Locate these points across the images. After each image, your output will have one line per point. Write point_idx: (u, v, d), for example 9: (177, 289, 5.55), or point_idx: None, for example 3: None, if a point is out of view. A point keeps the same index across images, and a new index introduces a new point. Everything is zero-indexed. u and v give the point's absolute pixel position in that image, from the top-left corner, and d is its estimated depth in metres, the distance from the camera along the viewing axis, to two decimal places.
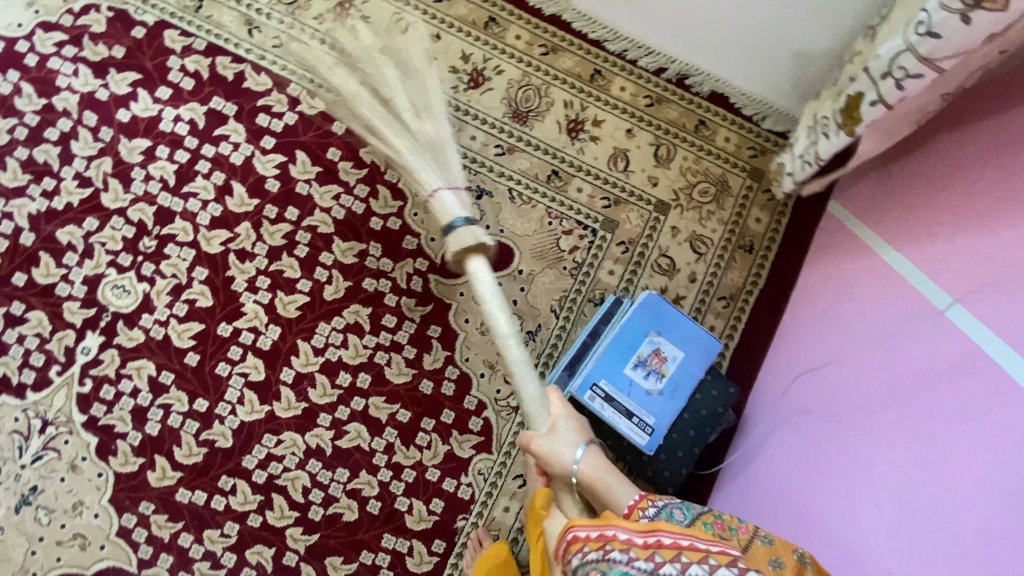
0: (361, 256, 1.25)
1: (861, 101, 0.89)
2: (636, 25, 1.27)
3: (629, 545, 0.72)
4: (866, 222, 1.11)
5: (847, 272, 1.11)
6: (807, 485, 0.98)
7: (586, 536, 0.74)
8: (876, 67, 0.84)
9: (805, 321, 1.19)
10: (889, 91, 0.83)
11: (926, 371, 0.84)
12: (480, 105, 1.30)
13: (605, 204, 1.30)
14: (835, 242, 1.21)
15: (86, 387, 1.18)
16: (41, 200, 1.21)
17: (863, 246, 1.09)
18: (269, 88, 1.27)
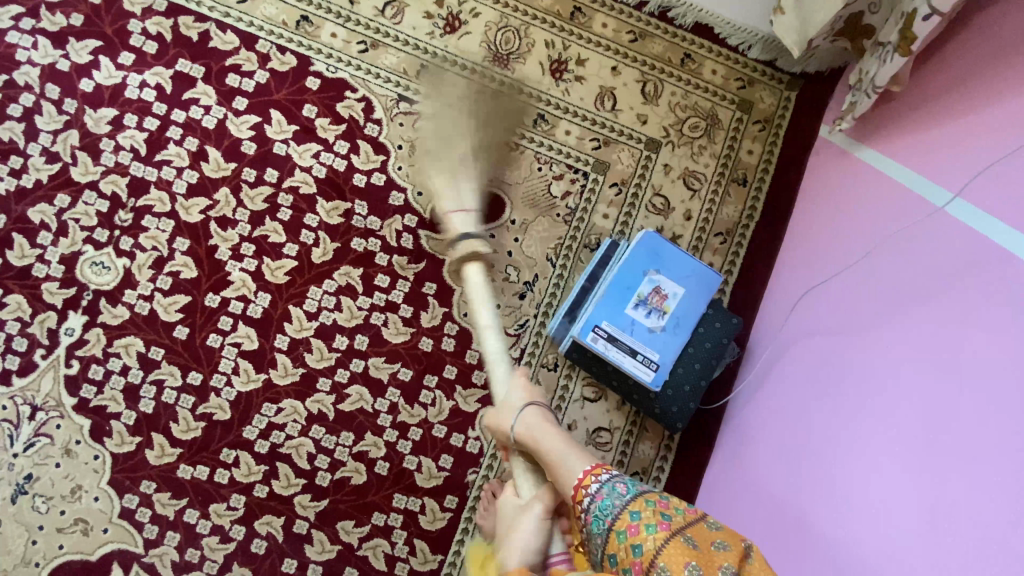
0: (347, 215, 1.21)
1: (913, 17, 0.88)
2: None
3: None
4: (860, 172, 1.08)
5: (841, 226, 1.08)
6: (806, 468, 0.96)
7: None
8: None
9: (797, 284, 1.16)
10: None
11: (935, 354, 0.81)
12: (458, 50, 1.26)
13: (595, 145, 1.27)
14: (824, 191, 1.18)
15: (73, 369, 1.14)
16: (8, 179, 1.15)
17: (858, 196, 1.06)
18: (236, 47, 1.21)
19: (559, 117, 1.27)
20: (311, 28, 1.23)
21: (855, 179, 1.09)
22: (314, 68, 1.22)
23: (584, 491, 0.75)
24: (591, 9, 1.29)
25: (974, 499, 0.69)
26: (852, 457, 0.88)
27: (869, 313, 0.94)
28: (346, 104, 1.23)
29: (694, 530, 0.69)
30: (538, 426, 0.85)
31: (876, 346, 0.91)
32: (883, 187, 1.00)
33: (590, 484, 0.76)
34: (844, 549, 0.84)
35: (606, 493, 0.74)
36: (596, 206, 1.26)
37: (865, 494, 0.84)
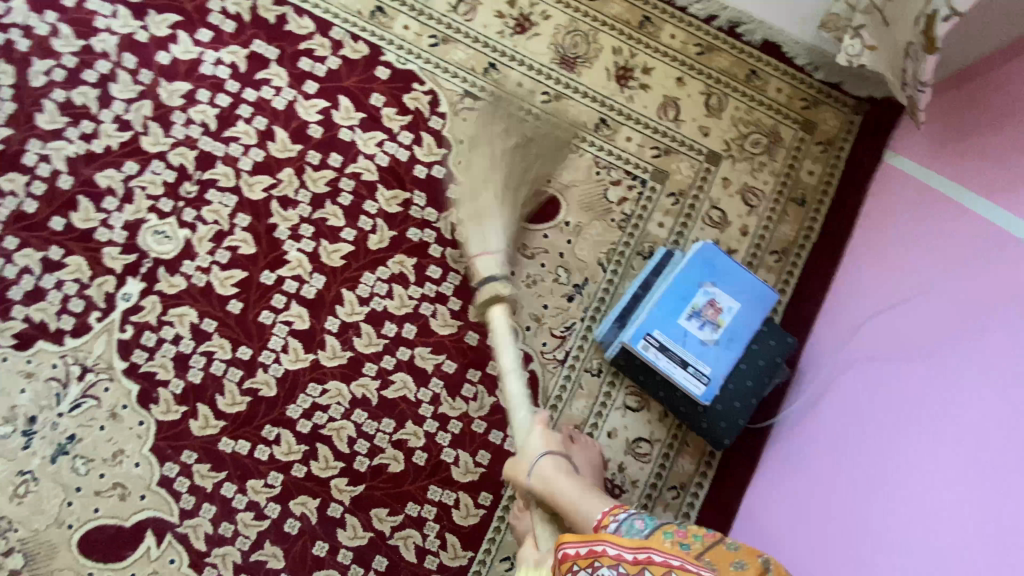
0: (405, 205, 1.22)
1: (934, 22, 0.89)
2: None
3: (619, 560, 0.75)
4: (911, 205, 1.10)
5: (885, 258, 1.11)
6: (819, 488, 1.01)
7: (574, 554, 0.76)
8: None
9: (839, 312, 1.18)
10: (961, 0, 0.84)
11: (943, 377, 0.88)
12: (527, 51, 1.27)
13: (655, 153, 1.27)
14: (882, 217, 1.18)
15: (126, 333, 1.15)
16: (79, 143, 1.18)
17: (908, 227, 1.08)
18: (312, 32, 1.23)
19: (621, 123, 1.27)
20: (384, 19, 1.25)
21: (907, 211, 1.11)
22: (384, 58, 1.24)
23: (612, 518, 0.88)
24: (660, 19, 1.29)
25: (993, 494, 0.74)
26: (876, 454, 0.94)
27: (901, 328, 0.99)
28: (413, 96, 1.24)
29: (712, 554, 0.76)
30: (557, 475, 0.97)
31: (906, 353, 0.96)
32: (950, 209, 0.99)
33: (610, 520, 0.88)
34: (858, 539, 0.89)
35: (627, 525, 0.85)
36: (652, 214, 1.26)
37: (884, 486, 0.89)
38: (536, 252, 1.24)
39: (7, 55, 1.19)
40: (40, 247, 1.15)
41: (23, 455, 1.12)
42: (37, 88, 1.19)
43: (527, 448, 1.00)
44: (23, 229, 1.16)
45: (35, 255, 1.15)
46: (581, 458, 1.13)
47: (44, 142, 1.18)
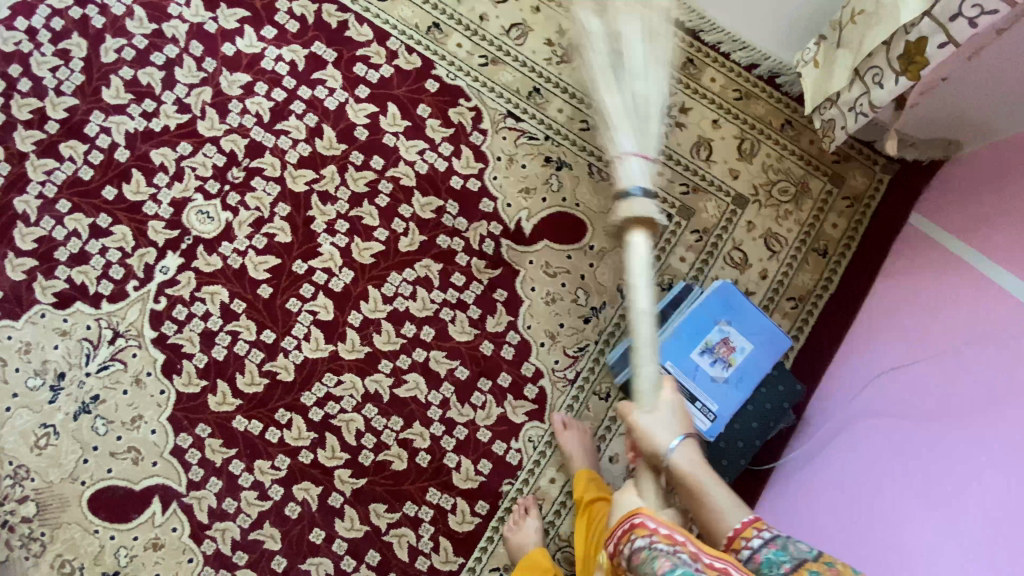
0: (438, 212, 1.27)
1: (925, 46, 0.90)
2: (733, 17, 1.29)
3: (698, 557, 0.74)
4: (924, 262, 1.15)
5: (898, 308, 1.15)
6: (840, 504, 1.03)
7: (655, 528, 0.78)
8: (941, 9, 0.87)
9: (852, 357, 1.21)
10: (961, 32, 0.86)
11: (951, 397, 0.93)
12: (571, 79, 1.31)
13: (684, 189, 1.30)
14: (899, 274, 1.21)
15: (160, 304, 1.20)
16: (140, 120, 1.24)
17: (920, 282, 1.13)
18: (370, 40, 1.29)
19: (654, 157, 1.31)
20: (439, 35, 1.30)
21: (921, 266, 1.15)
22: (434, 72, 1.30)
23: (754, 533, 0.81)
24: (703, 62, 1.33)
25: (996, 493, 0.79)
26: (884, 470, 0.99)
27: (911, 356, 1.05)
28: (458, 110, 1.29)
29: None
30: (693, 461, 0.88)
31: (917, 375, 1.02)
32: (964, 273, 1.02)
33: (759, 530, 0.82)
34: (882, 547, 0.91)
35: (780, 545, 0.79)
36: (675, 248, 1.29)
37: (903, 494, 0.93)
38: (558, 271, 1.27)
39: (83, 30, 1.26)
40: (90, 213, 1.21)
41: (48, 409, 1.16)
42: (107, 64, 1.26)
43: (658, 403, 0.90)
44: (76, 194, 1.21)
45: (84, 220, 1.21)
46: (573, 445, 1.19)
47: (107, 116, 1.24)
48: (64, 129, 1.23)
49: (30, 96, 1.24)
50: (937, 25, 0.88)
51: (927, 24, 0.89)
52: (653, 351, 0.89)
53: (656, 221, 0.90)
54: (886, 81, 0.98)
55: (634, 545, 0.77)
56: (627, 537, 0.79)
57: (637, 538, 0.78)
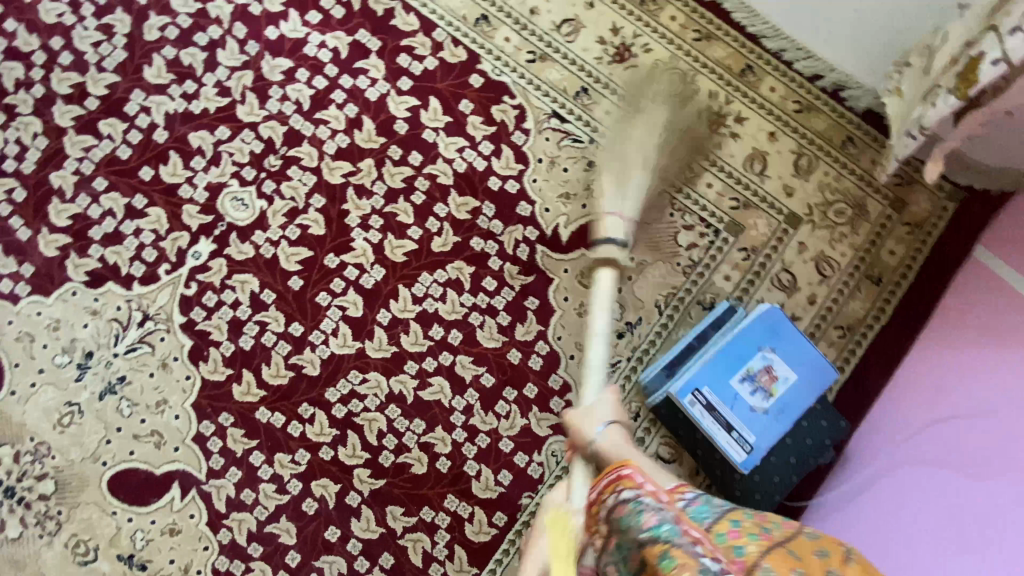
0: (474, 213, 1.23)
1: (980, 63, 0.85)
2: (802, 25, 1.22)
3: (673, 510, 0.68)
4: (979, 293, 1.09)
5: (951, 334, 1.11)
6: (873, 496, 1.05)
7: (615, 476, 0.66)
8: (1008, 23, 0.82)
9: (901, 381, 1.16)
10: (1017, 48, 0.80)
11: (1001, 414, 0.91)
12: (621, 81, 1.25)
13: (733, 205, 1.24)
14: (953, 305, 1.15)
15: (190, 290, 1.19)
16: (180, 101, 1.23)
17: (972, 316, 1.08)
18: (415, 30, 1.25)
19: (704, 168, 1.24)
20: (487, 28, 1.25)
21: (977, 298, 1.09)
22: (480, 66, 1.25)
23: (678, 494, 0.75)
24: (763, 70, 1.26)
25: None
26: (922, 471, 0.98)
27: (968, 363, 1.01)
28: (501, 108, 1.24)
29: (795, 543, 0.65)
30: (618, 447, 0.85)
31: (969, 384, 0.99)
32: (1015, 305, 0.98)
33: (683, 493, 0.76)
34: (898, 546, 0.95)
35: (703, 502, 0.74)
36: (720, 265, 1.23)
37: (932, 501, 0.94)
38: (594, 282, 1.23)
39: (127, 6, 1.25)
40: (126, 193, 1.20)
41: (73, 387, 1.18)
42: (150, 42, 1.24)
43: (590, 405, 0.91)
44: (113, 173, 1.21)
45: (120, 200, 1.20)
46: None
47: (147, 95, 1.23)
48: (104, 106, 1.22)
49: (71, 71, 1.23)
50: (998, 40, 0.83)
51: (990, 39, 0.84)
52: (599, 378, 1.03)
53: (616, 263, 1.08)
54: (936, 97, 0.93)
55: (619, 497, 0.62)
56: (611, 488, 0.65)
57: (625, 490, 0.62)
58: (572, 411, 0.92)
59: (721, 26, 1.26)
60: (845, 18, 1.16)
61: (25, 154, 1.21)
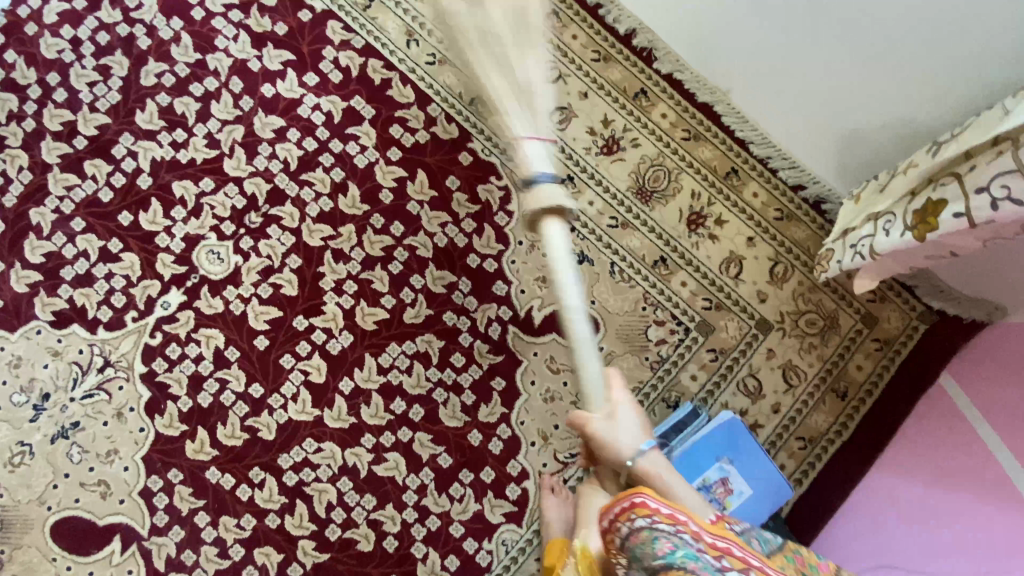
0: (449, 288, 1.23)
1: (942, 210, 0.87)
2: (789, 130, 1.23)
3: (700, 537, 0.75)
4: (939, 430, 1.10)
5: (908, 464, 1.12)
6: None
7: (657, 508, 0.76)
8: (971, 181, 0.84)
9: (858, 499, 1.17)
10: (982, 208, 0.82)
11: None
12: (607, 173, 1.27)
13: (706, 305, 1.24)
14: (914, 435, 1.15)
15: (155, 340, 1.18)
16: (168, 149, 1.23)
17: (927, 453, 1.09)
18: (411, 102, 1.26)
19: (680, 266, 1.25)
20: (481, 107, 1.27)
21: (936, 434, 1.10)
22: (470, 144, 1.27)
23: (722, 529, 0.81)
24: (747, 175, 1.28)
25: None
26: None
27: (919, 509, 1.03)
28: (487, 187, 1.26)
29: None
30: (664, 469, 0.90)
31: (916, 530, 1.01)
32: (976, 448, 0.99)
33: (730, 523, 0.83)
34: None
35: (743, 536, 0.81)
36: (687, 364, 1.23)
37: None
38: (562, 368, 1.22)
39: (127, 49, 1.25)
40: (102, 236, 1.20)
41: (26, 428, 1.16)
42: (145, 87, 1.24)
43: (612, 410, 0.93)
44: (92, 214, 1.20)
45: (96, 242, 1.20)
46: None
47: (136, 139, 1.23)
48: (92, 146, 1.22)
49: (64, 108, 1.24)
50: (963, 193, 0.85)
51: (953, 189, 0.87)
52: (593, 349, 0.90)
53: (565, 210, 0.90)
54: (895, 229, 0.95)
55: (634, 525, 0.76)
56: (625, 516, 0.77)
57: (637, 517, 0.76)
58: (602, 428, 0.92)
59: (709, 126, 1.28)
60: (828, 139, 1.17)
61: (7, 186, 1.21)
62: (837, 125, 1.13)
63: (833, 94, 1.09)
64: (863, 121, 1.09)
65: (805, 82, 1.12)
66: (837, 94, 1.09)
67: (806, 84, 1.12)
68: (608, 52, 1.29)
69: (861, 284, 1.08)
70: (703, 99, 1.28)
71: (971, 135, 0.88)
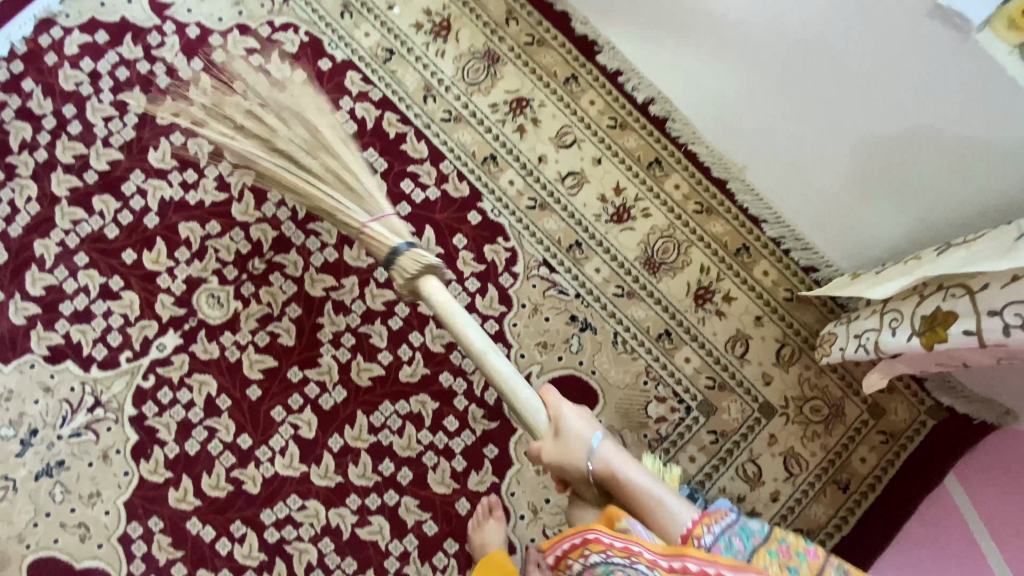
0: (448, 347, 1.21)
1: (952, 322, 0.82)
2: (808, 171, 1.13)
3: (654, 565, 0.82)
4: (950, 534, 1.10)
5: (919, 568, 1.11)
6: None
7: (610, 543, 0.86)
8: (984, 300, 0.79)
9: None
10: (993, 331, 0.77)
11: None
12: (616, 241, 1.26)
13: (709, 384, 1.21)
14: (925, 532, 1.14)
15: (147, 382, 1.17)
16: (177, 189, 1.22)
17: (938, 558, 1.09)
18: (424, 158, 1.26)
19: (685, 341, 1.22)
20: (493, 167, 1.27)
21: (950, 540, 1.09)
22: (479, 204, 1.26)
23: (696, 540, 0.88)
24: (758, 253, 1.25)
25: None
26: None
27: None
28: (494, 248, 1.25)
29: None
30: (616, 456, 0.95)
31: None
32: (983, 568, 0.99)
33: (700, 536, 0.88)
34: None
35: (725, 543, 0.87)
36: (686, 445, 1.20)
37: None
38: None
39: (145, 86, 1.26)
40: (104, 272, 1.19)
41: (11, 462, 1.14)
42: (160, 126, 1.24)
43: (557, 427, 0.95)
44: (96, 250, 1.20)
45: (97, 278, 1.19)
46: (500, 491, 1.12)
47: (147, 177, 1.23)
48: (102, 181, 1.22)
49: (77, 141, 1.24)
50: (975, 309, 0.80)
51: (965, 302, 0.81)
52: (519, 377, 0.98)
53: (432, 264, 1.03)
54: (902, 331, 0.90)
55: (589, 561, 0.86)
56: (581, 551, 0.88)
57: (591, 553, 0.87)
58: (549, 445, 0.95)
59: (723, 201, 1.27)
60: (846, 230, 1.14)
61: (15, 216, 1.21)
62: (859, 218, 1.10)
63: (856, 185, 1.06)
64: (886, 217, 1.06)
65: (828, 169, 1.08)
66: (862, 188, 1.05)
67: (830, 171, 1.09)
68: (625, 119, 1.29)
69: (870, 381, 1.04)
70: (718, 174, 1.26)
71: (986, 246, 0.82)
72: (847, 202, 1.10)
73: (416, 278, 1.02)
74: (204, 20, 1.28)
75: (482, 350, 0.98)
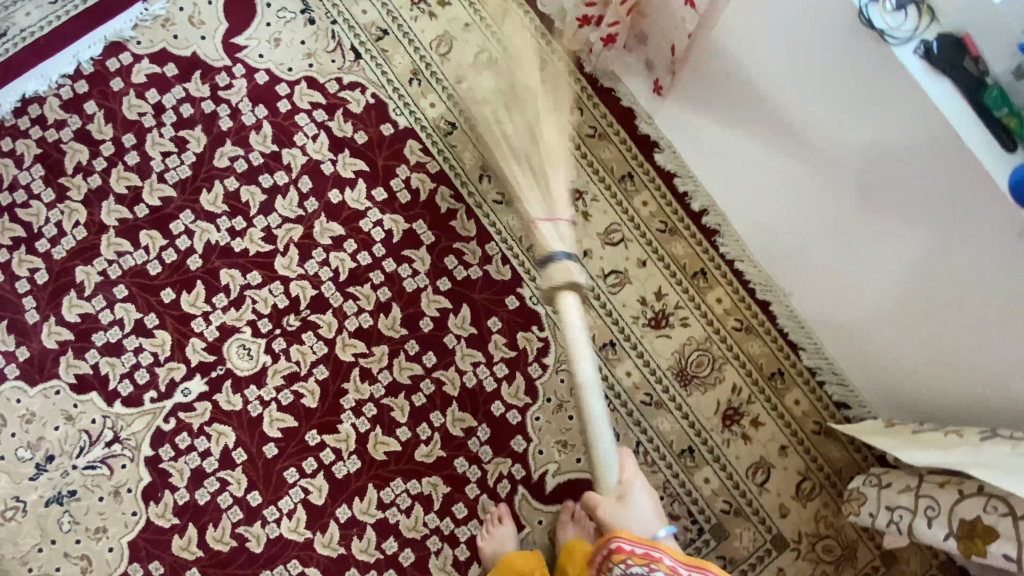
0: (467, 432, 1.20)
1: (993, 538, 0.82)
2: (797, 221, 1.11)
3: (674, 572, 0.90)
4: None
5: None
6: None
7: (632, 551, 0.91)
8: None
9: None
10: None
11: None
12: (650, 347, 1.24)
13: (724, 507, 1.20)
14: None
15: (167, 425, 1.17)
16: (225, 235, 1.23)
17: None
18: (471, 237, 1.25)
19: (707, 461, 1.21)
20: (538, 255, 1.26)
21: None
22: (519, 289, 1.25)
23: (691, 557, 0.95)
24: (793, 380, 1.23)
25: None
26: None
27: None
28: (527, 335, 1.24)
29: None
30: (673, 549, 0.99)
31: None
32: None
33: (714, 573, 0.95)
34: None
35: None
36: None
37: None
38: None
39: (207, 126, 1.26)
40: (141, 308, 1.20)
41: (23, 485, 1.15)
42: (217, 168, 1.25)
43: (624, 491, 0.99)
44: (136, 285, 1.20)
45: (133, 313, 1.20)
46: (507, 541, 1.13)
47: (196, 218, 1.23)
48: (151, 217, 1.23)
49: (133, 171, 1.24)
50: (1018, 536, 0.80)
51: (1008, 525, 0.81)
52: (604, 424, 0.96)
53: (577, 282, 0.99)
54: (938, 526, 0.90)
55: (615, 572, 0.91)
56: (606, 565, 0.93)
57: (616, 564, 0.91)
58: (608, 505, 0.98)
59: (764, 321, 1.25)
60: (868, 351, 1.13)
61: (60, 239, 1.21)
62: (851, 293, 1.08)
63: (869, 285, 1.04)
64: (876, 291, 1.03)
65: (844, 260, 1.06)
66: (880, 285, 1.02)
67: (821, 245, 1.09)
68: (676, 225, 1.27)
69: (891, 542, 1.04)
70: (763, 296, 1.25)
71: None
72: (865, 319, 1.09)
73: (560, 290, 0.97)
74: (273, 67, 1.28)
75: (597, 429, 0.96)
